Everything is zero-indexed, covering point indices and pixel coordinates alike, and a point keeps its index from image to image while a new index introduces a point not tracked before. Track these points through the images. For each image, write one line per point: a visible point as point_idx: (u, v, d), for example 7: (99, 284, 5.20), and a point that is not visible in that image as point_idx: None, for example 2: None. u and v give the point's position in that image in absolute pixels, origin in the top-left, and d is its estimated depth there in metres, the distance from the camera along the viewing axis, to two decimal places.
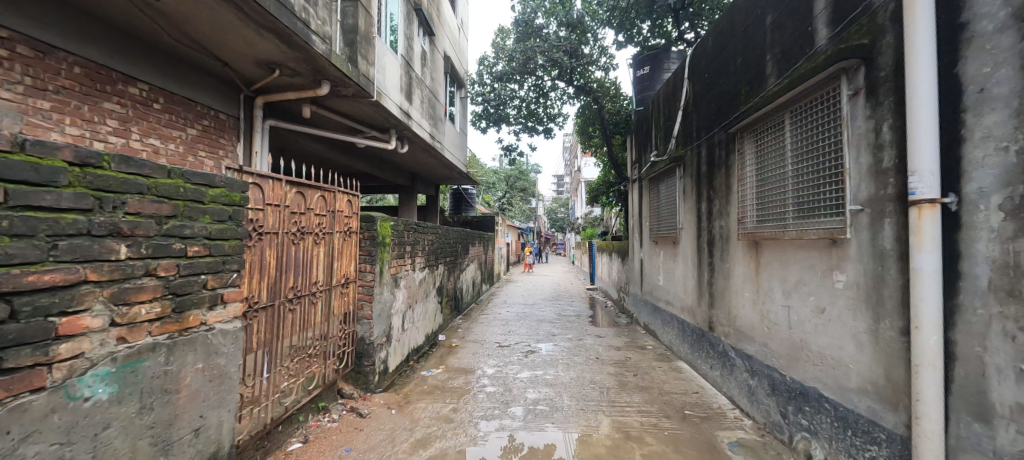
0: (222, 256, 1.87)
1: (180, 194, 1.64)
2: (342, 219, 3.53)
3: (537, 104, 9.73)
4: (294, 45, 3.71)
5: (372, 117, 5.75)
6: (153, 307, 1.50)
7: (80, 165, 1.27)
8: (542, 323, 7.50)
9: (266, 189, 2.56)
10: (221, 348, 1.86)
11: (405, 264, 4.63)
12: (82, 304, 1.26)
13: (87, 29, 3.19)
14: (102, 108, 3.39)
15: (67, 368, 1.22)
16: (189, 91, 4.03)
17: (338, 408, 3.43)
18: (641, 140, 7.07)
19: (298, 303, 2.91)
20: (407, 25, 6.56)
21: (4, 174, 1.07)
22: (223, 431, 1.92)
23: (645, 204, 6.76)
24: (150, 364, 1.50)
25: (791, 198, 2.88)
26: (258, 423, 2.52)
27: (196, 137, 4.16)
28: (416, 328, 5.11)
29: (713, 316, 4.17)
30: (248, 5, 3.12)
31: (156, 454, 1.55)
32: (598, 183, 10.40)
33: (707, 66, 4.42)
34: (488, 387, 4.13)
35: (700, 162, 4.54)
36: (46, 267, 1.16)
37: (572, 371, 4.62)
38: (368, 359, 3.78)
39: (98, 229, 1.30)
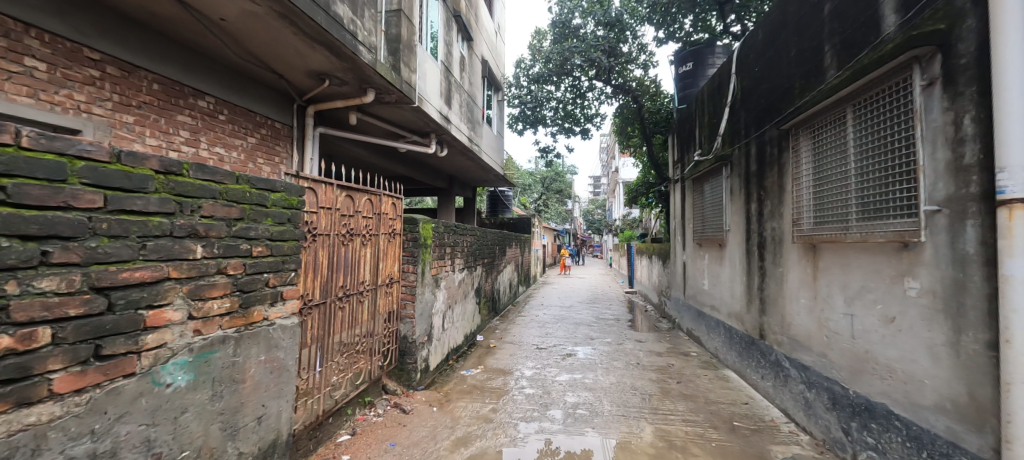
0: (282, 256, 2.00)
1: (246, 198, 1.77)
2: (387, 222, 3.67)
3: (574, 104, 9.65)
4: (343, 55, 3.91)
5: (413, 122, 5.94)
6: (224, 303, 1.63)
7: (163, 173, 1.40)
8: (580, 326, 7.41)
9: (319, 193, 2.72)
10: (280, 342, 1.98)
11: (446, 265, 4.74)
12: (165, 298, 1.39)
13: (164, 48, 3.52)
14: (177, 120, 3.71)
15: (152, 357, 1.35)
16: (249, 102, 4.34)
17: (383, 403, 3.56)
18: (684, 139, 6.84)
19: (347, 301, 3.06)
20: (446, 31, 6.72)
21: (104, 182, 1.20)
22: (281, 420, 2.05)
23: (688, 204, 6.52)
24: (221, 355, 1.63)
25: (855, 198, 2.68)
26: (310, 415, 2.66)
27: (255, 145, 4.47)
28: (455, 327, 5.21)
29: (764, 322, 3.95)
30: (302, 20, 3.32)
31: (225, 438, 1.68)
32: (637, 184, 10.16)
33: (757, 59, 4.20)
34: (527, 389, 4.14)
35: (749, 160, 4.32)
36: (136, 265, 1.29)
37: (612, 376, 4.53)
38: (410, 357, 3.90)
39: (179, 230, 1.44)
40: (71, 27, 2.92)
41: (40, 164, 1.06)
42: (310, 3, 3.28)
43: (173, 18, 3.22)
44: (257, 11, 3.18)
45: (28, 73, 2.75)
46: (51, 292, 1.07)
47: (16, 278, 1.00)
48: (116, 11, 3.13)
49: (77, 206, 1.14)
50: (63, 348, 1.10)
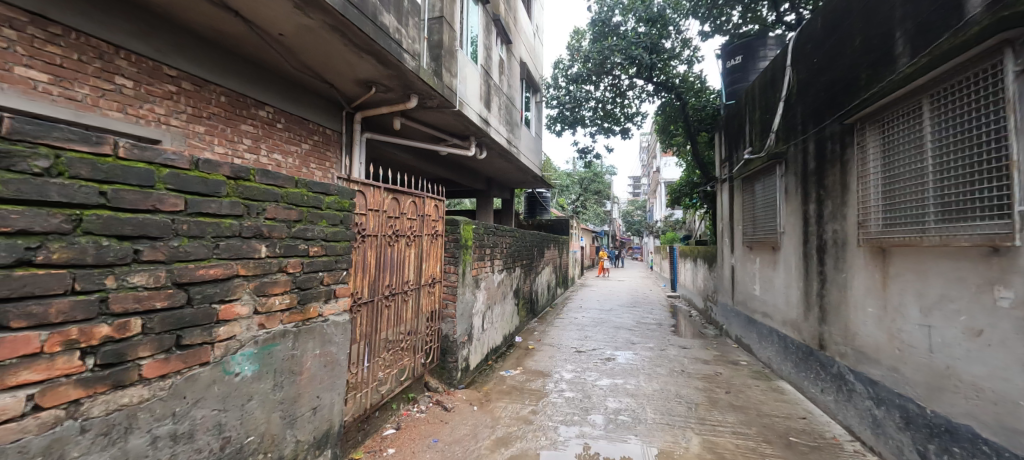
0: (335, 256, 2.11)
1: (304, 201, 1.88)
2: (430, 223, 3.77)
3: (614, 104, 9.46)
4: (388, 63, 4.07)
5: (454, 126, 6.06)
6: (284, 298, 1.74)
7: (233, 178, 1.52)
8: (620, 330, 7.24)
9: (368, 195, 2.84)
10: (333, 338, 2.09)
11: (485, 266, 4.81)
12: (235, 294, 1.50)
13: (230, 64, 3.82)
14: (241, 129, 4.01)
15: (224, 348, 1.47)
16: (303, 111, 4.62)
17: (425, 400, 3.65)
18: (732, 136, 6.52)
19: (393, 300, 3.17)
20: (486, 35, 6.82)
21: (184, 188, 1.33)
22: (333, 412, 2.15)
23: (737, 205, 6.20)
24: (282, 347, 1.74)
25: (934, 198, 2.43)
26: (359, 408, 2.79)
27: (309, 151, 4.75)
28: (494, 328, 5.25)
29: (824, 332, 3.67)
30: (351, 31, 3.49)
31: (285, 426, 1.80)
32: (681, 184, 9.78)
33: (816, 50, 3.93)
34: (567, 392, 4.09)
35: (807, 157, 4.04)
36: (211, 263, 1.41)
37: (655, 382, 4.38)
38: (451, 356, 3.99)
39: (246, 231, 1.56)
40: (153, 47, 3.24)
41: (133, 171, 1.18)
42: (358, 15, 3.44)
43: (239, 35, 3.49)
44: (312, 25, 3.38)
45: (119, 90, 3.09)
46: (141, 286, 1.19)
47: (113, 274, 1.12)
48: (190, 31, 3.44)
49: (163, 209, 1.26)
50: (151, 337, 1.22)
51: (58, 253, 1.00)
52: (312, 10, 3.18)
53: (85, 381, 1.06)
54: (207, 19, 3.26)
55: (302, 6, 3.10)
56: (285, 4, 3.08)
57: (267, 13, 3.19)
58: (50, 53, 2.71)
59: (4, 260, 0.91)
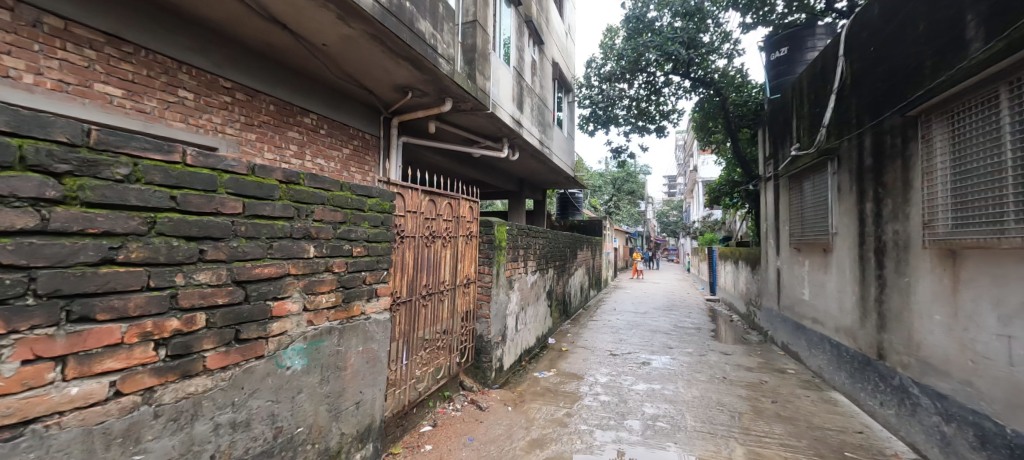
0: (377, 256, 2.18)
1: (349, 203, 1.96)
2: (465, 224, 3.83)
3: (649, 102, 9.23)
4: (424, 68, 4.17)
5: (487, 128, 6.13)
6: (331, 297, 1.83)
7: (286, 182, 1.61)
8: (657, 334, 7.04)
9: (407, 198, 2.92)
10: (375, 335, 2.17)
11: (519, 267, 4.82)
12: (286, 292, 1.59)
13: (278, 74, 4.05)
14: (288, 136, 4.23)
15: (277, 342, 1.55)
16: (344, 117, 4.82)
17: (461, 399, 3.70)
18: (777, 132, 6.20)
19: (429, 299, 3.25)
20: (518, 37, 6.85)
21: (243, 192, 1.42)
22: (375, 407, 2.23)
23: (783, 204, 5.88)
24: (328, 344, 1.83)
25: (1013, 196, 2.21)
26: (398, 404, 2.87)
27: (349, 155, 4.94)
28: (528, 329, 5.25)
29: (883, 340, 3.42)
30: (389, 38, 3.61)
31: (331, 419, 1.88)
32: (720, 183, 9.40)
33: (872, 38, 3.67)
34: (602, 396, 4.03)
35: (862, 153, 3.78)
36: (266, 262, 1.50)
37: (695, 389, 4.23)
38: (486, 356, 4.03)
39: (297, 232, 1.64)
40: (211, 62, 3.49)
41: (199, 177, 1.27)
42: (396, 22, 3.56)
43: (286, 47, 3.70)
44: (353, 34, 3.53)
45: (181, 102, 3.34)
46: (205, 283, 1.28)
47: (182, 272, 1.22)
48: (243, 45, 3.67)
49: (224, 212, 1.35)
50: (214, 331, 1.31)
51: (136, 253, 1.10)
52: (353, 20, 3.32)
53: (158, 370, 1.16)
54: (258, 33, 3.47)
55: (344, 17, 3.25)
56: (328, 15, 3.23)
57: (312, 25, 3.36)
58: (123, 70, 2.98)
59: (93, 258, 1.01)
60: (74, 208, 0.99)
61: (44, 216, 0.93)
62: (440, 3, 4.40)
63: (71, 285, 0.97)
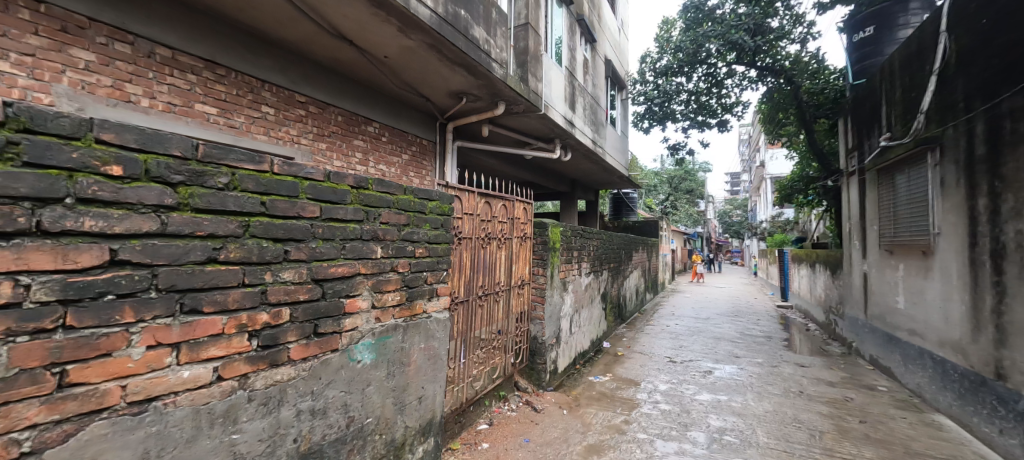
0: (437, 257, 2.26)
1: (411, 206, 2.05)
2: (520, 225, 3.85)
3: (710, 95, 8.73)
4: (479, 73, 4.26)
5: (540, 130, 6.13)
6: (396, 295, 1.92)
7: (356, 187, 1.72)
8: (721, 341, 6.61)
9: (463, 200, 2.99)
10: (435, 334, 2.25)
11: (573, 269, 4.76)
12: (357, 290, 1.69)
13: (345, 87, 4.33)
14: (354, 144, 4.52)
15: (349, 337, 1.66)
16: (403, 124, 5.05)
17: (515, 399, 3.73)
18: (862, 121, 5.57)
19: (485, 299, 3.31)
20: (570, 36, 6.79)
21: (320, 196, 1.53)
22: (436, 402, 2.31)
23: (870, 200, 5.27)
24: (394, 340, 1.92)
25: None
26: (456, 402, 2.95)
27: (408, 161, 5.18)
28: (582, 331, 5.17)
29: (1004, 358, 2.94)
30: (445, 47, 3.74)
31: (396, 412, 1.97)
32: (793, 179, 8.63)
33: (984, 8, 3.18)
34: (662, 404, 3.86)
35: (973, 141, 3.28)
36: (340, 262, 1.61)
37: (767, 402, 3.91)
38: (540, 358, 4.02)
39: (366, 234, 1.75)
40: (289, 79, 3.82)
41: (283, 184, 1.40)
42: (452, 31, 3.67)
43: (352, 61, 3.96)
44: (412, 45, 3.71)
45: (265, 117, 3.69)
46: (289, 281, 1.40)
47: (271, 270, 1.34)
48: (315, 62, 3.99)
49: (304, 216, 1.47)
50: (296, 324, 1.43)
51: (234, 253, 1.23)
52: (413, 32, 3.48)
53: (251, 358, 1.29)
54: (328, 50, 3.75)
55: (404, 29, 3.42)
56: (390, 29, 3.42)
57: (377, 39, 3.57)
58: (218, 91, 3.36)
59: (200, 257, 1.15)
60: (185, 213, 1.12)
61: (163, 221, 1.07)
62: (494, 8, 4.47)
63: (184, 281, 1.11)
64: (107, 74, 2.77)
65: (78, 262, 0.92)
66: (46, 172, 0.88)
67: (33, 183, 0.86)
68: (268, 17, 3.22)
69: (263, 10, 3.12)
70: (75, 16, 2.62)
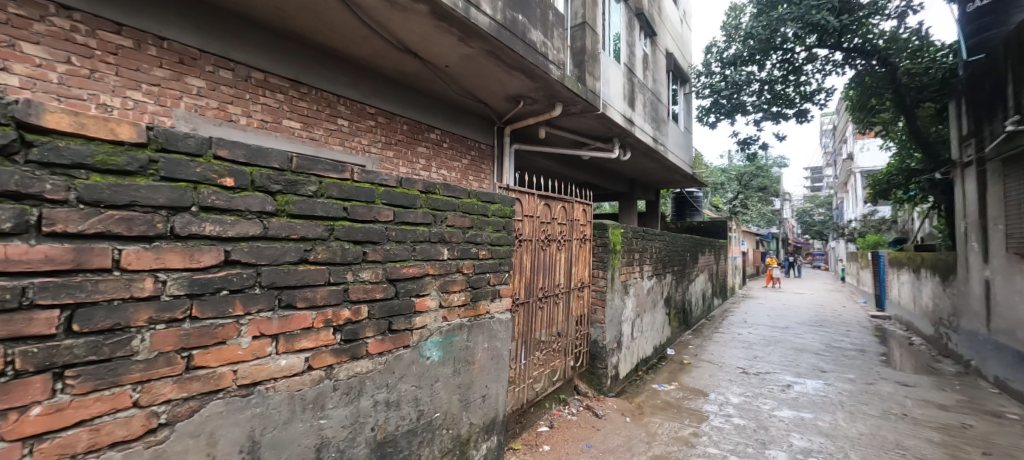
0: (500, 258, 2.30)
1: (475, 209, 2.11)
2: (579, 227, 3.80)
3: (786, 83, 8.01)
4: (536, 76, 4.29)
5: (599, 130, 6.01)
6: (461, 295, 1.99)
7: (425, 192, 1.81)
8: (803, 353, 6.02)
9: (524, 202, 3.02)
10: (498, 334, 2.29)
11: (635, 271, 4.61)
12: (426, 290, 1.78)
13: (409, 96, 4.57)
14: (418, 151, 4.75)
15: (419, 334, 1.75)
16: (462, 130, 5.22)
17: (576, 403, 3.68)
18: (981, 103, 4.80)
19: (545, 301, 3.31)
20: (629, 32, 6.60)
21: (393, 201, 1.63)
22: (498, 401, 2.35)
23: (993, 195, 4.51)
24: (460, 339, 1.99)
25: None
26: (517, 402, 2.99)
27: (468, 165, 5.34)
28: (645, 337, 4.98)
29: None
30: (504, 52, 3.82)
31: (462, 408, 2.04)
32: (890, 172, 7.65)
33: None
34: (735, 418, 3.60)
35: None
36: (410, 263, 1.70)
37: (862, 424, 3.49)
38: (601, 362, 3.94)
39: (434, 236, 1.83)
40: (361, 93, 4.11)
41: (362, 191, 1.51)
42: (510, 36, 3.73)
43: (417, 72, 4.17)
44: (472, 53, 3.82)
45: (341, 129, 4.00)
46: (368, 280, 1.51)
47: (351, 270, 1.46)
48: (384, 75, 4.25)
49: (380, 220, 1.58)
50: (373, 321, 1.54)
51: (321, 254, 1.35)
52: (472, 40, 3.58)
53: (336, 350, 1.41)
54: (394, 64, 3.98)
55: (465, 38, 3.53)
56: (452, 39, 3.55)
57: (439, 49, 3.73)
58: (302, 107, 3.70)
59: (294, 258, 1.27)
60: (282, 218, 1.26)
61: (265, 225, 1.21)
62: (551, 10, 4.47)
63: (282, 279, 1.24)
64: (214, 98, 3.18)
65: (201, 262, 1.06)
66: (177, 185, 1.03)
67: (168, 194, 1.01)
68: (343, 37, 3.49)
69: (339, 30, 3.39)
70: (190, 49, 3.03)
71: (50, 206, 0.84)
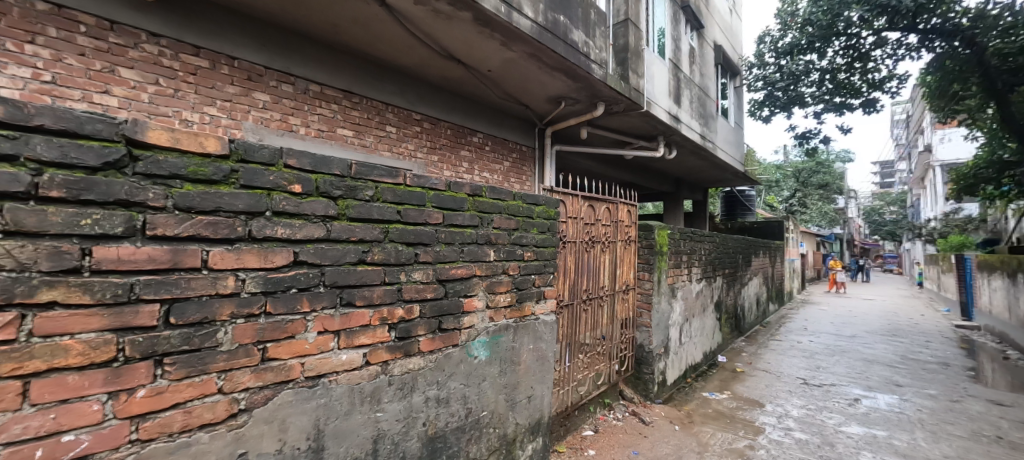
0: (545, 260, 2.31)
1: (520, 211, 2.14)
2: (624, 229, 3.72)
3: (851, 71, 7.40)
4: (578, 77, 4.25)
5: (643, 128, 5.86)
6: (507, 296, 2.01)
7: (472, 195, 1.85)
8: (874, 364, 5.51)
9: (568, 204, 3.01)
10: (543, 335, 2.29)
11: (683, 274, 4.44)
12: (474, 290, 1.82)
13: (452, 102, 4.68)
14: (461, 155, 4.86)
15: (467, 334, 1.79)
16: (503, 133, 5.28)
17: (621, 408, 3.60)
18: None
19: (590, 304, 3.27)
20: (674, 26, 6.39)
21: (442, 204, 1.69)
22: (543, 403, 2.35)
23: None
24: (506, 339, 2.01)
25: None
26: (561, 404, 2.98)
27: (509, 168, 5.40)
28: (694, 343, 4.78)
29: None
30: (546, 54, 3.82)
31: (508, 408, 2.06)
32: (977, 165, 6.84)
33: None
34: (796, 432, 3.37)
35: None
36: (459, 264, 1.75)
37: (946, 446, 3.14)
38: (648, 367, 3.83)
39: (481, 238, 1.87)
40: (408, 100, 4.27)
41: (414, 194, 1.57)
42: (551, 37, 3.73)
43: (460, 78, 4.27)
44: (514, 57, 3.86)
45: (389, 135, 4.18)
46: (419, 280, 1.58)
47: (404, 271, 1.52)
48: (429, 82, 4.39)
49: (430, 222, 1.64)
50: (424, 320, 1.60)
51: (377, 255, 1.43)
52: (515, 44, 3.62)
53: (391, 347, 1.47)
54: (439, 70, 4.11)
55: (507, 42, 3.58)
56: (495, 44, 3.61)
57: (482, 55, 3.80)
58: (354, 115, 3.91)
59: (353, 259, 1.35)
60: (343, 221, 1.34)
61: (328, 228, 1.29)
62: (592, 9, 4.42)
63: (343, 278, 1.32)
64: (277, 110, 3.44)
65: (274, 262, 1.16)
66: (253, 192, 1.13)
67: (246, 201, 1.11)
68: (391, 47, 3.65)
69: (388, 42, 3.55)
70: (256, 67, 3.30)
71: (153, 212, 0.95)
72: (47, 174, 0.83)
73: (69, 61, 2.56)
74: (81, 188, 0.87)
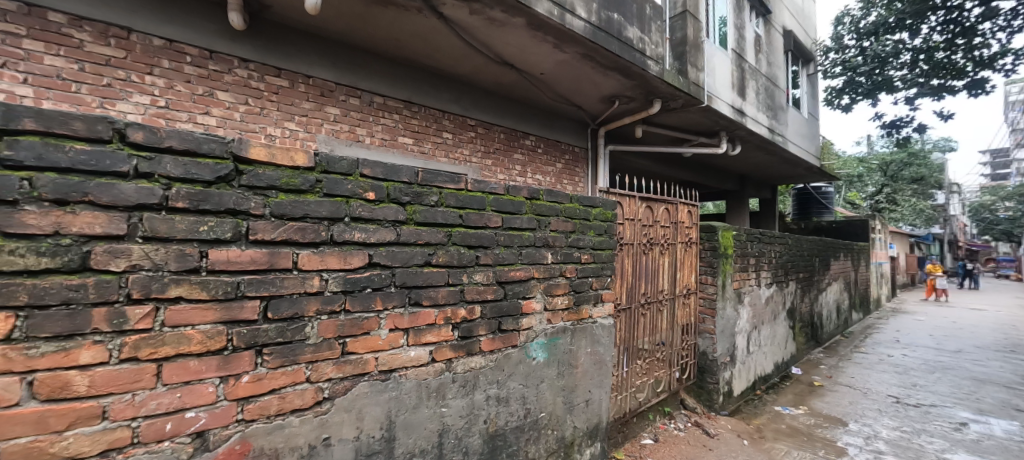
0: (602, 263, 2.28)
1: (576, 213, 2.13)
2: (684, 230, 3.56)
3: (953, 48, 6.50)
4: (633, 74, 4.15)
5: (703, 124, 5.56)
6: (564, 299, 2.01)
7: (530, 198, 1.87)
8: (987, 384, 4.78)
9: (624, 205, 2.94)
10: (601, 339, 2.26)
11: (750, 278, 4.15)
12: (532, 292, 1.84)
13: (505, 106, 4.76)
14: (514, 158, 4.92)
15: (526, 335, 1.82)
16: (555, 134, 5.28)
17: (683, 418, 3.43)
18: None
19: (648, 308, 3.17)
20: (737, 14, 6.01)
21: (501, 207, 1.73)
22: (601, 408, 2.31)
23: None
24: (564, 341, 2.02)
25: None
26: (619, 410, 2.91)
27: (561, 169, 5.38)
28: (763, 352, 4.45)
29: None
30: (600, 54, 3.77)
31: (566, 410, 2.06)
32: None
33: None
34: (887, 456, 3.03)
35: None
36: (517, 266, 1.78)
37: None
38: (712, 376, 3.63)
39: (539, 241, 1.89)
40: (463, 107, 4.41)
41: (475, 199, 1.63)
42: (605, 36, 3.68)
43: (514, 82, 4.34)
44: (567, 58, 3.85)
45: (446, 141, 4.34)
46: (481, 282, 1.63)
47: (466, 272, 1.58)
48: (483, 88, 4.50)
49: (489, 226, 1.68)
50: (485, 320, 1.65)
51: (442, 258, 1.50)
52: (567, 45, 3.61)
53: (455, 346, 1.54)
54: (492, 76, 4.21)
55: (560, 44, 3.58)
56: (547, 47, 3.63)
57: (535, 58, 3.83)
58: (413, 124, 4.10)
59: (420, 261, 1.43)
60: (411, 226, 1.42)
61: (398, 232, 1.38)
62: (648, 3, 4.29)
63: (411, 279, 1.41)
64: (346, 122, 3.70)
65: (352, 263, 1.26)
66: (335, 200, 1.24)
67: (329, 208, 1.22)
68: (448, 57, 3.79)
69: (445, 52, 3.70)
70: (328, 83, 3.59)
71: (254, 219, 1.08)
72: (175, 188, 0.97)
73: (178, 87, 2.95)
74: (200, 199, 1.00)
